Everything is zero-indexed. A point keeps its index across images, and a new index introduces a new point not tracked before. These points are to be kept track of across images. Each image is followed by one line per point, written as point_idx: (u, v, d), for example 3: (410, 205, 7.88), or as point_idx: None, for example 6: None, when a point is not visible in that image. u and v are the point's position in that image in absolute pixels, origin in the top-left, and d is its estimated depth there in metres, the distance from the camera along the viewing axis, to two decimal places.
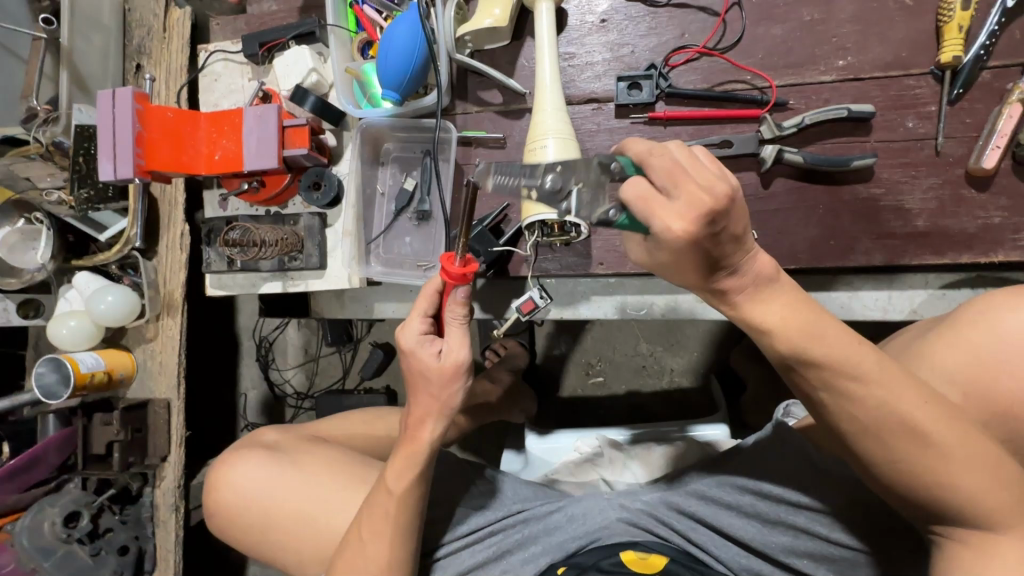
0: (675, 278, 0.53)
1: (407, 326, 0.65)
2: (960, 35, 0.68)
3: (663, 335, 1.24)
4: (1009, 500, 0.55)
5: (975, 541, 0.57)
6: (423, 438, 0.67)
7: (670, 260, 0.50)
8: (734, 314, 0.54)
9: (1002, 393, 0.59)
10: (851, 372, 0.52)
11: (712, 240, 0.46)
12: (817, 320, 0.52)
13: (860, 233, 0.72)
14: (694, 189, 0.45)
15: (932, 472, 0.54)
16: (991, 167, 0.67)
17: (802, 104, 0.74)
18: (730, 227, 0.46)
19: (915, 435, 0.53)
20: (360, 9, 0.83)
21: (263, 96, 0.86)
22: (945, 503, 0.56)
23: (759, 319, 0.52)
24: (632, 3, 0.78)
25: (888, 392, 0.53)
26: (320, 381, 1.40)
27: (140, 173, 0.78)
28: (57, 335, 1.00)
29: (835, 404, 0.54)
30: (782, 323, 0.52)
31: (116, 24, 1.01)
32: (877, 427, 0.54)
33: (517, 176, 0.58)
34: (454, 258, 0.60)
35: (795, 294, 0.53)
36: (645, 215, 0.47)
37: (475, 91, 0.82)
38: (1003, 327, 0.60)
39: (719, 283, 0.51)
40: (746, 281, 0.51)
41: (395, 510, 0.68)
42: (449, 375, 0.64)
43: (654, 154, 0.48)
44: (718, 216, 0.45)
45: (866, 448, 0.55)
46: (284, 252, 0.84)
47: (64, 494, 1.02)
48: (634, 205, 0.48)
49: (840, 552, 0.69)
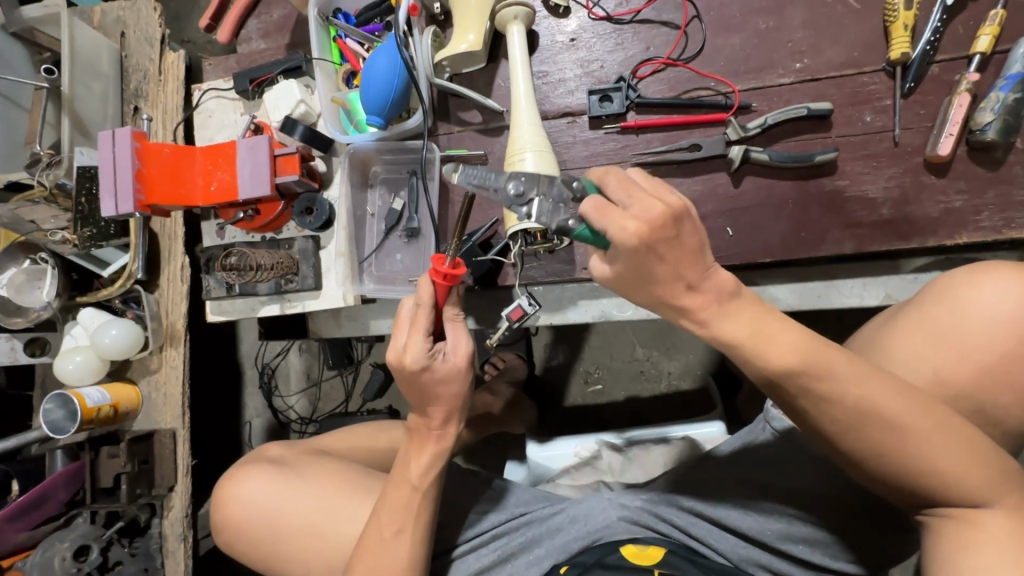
0: (642, 294, 0.54)
1: (412, 346, 0.65)
2: (906, 33, 0.72)
3: (658, 339, 1.26)
4: (991, 479, 0.55)
5: (968, 517, 0.57)
6: (451, 433, 0.72)
7: (626, 270, 0.52)
8: (703, 334, 0.54)
9: (965, 370, 0.61)
10: (825, 374, 0.53)
11: (666, 244, 0.50)
12: (784, 329, 0.53)
13: (830, 224, 0.75)
14: (648, 200, 0.50)
15: (920, 458, 0.54)
16: (947, 154, 0.71)
17: (765, 105, 0.78)
18: (684, 238, 0.50)
19: (897, 425, 0.54)
20: (343, 42, 0.88)
21: (255, 129, 0.91)
22: (937, 487, 0.56)
23: (728, 332, 0.53)
24: (598, 21, 0.83)
25: (864, 389, 0.53)
26: (323, 406, 1.41)
27: (140, 208, 0.81)
28: (63, 371, 1.03)
29: (815, 409, 0.54)
30: (751, 336, 0.53)
31: (113, 71, 1.07)
32: (859, 425, 0.54)
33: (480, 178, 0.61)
34: (444, 259, 0.63)
35: (757, 309, 0.54)
36: (600, 223, 0.51)
37: (456, 112, 0.86)
38: (968, 307, 0.62)
39: (679, 299, 0.53)
40: (708, 298, 0.53)
41: (418, 505, 0.70)
42: (464, 368, 0.68)
43: (610, 173, 0.52)
44: (671, 221, 0.49)
45: (853, 447, 0.55)
46: (280, 275, 0.88)
47: (75, 529, 1.03)
48: (591, 216, 0.51)
49: (830, 535, 0.72)
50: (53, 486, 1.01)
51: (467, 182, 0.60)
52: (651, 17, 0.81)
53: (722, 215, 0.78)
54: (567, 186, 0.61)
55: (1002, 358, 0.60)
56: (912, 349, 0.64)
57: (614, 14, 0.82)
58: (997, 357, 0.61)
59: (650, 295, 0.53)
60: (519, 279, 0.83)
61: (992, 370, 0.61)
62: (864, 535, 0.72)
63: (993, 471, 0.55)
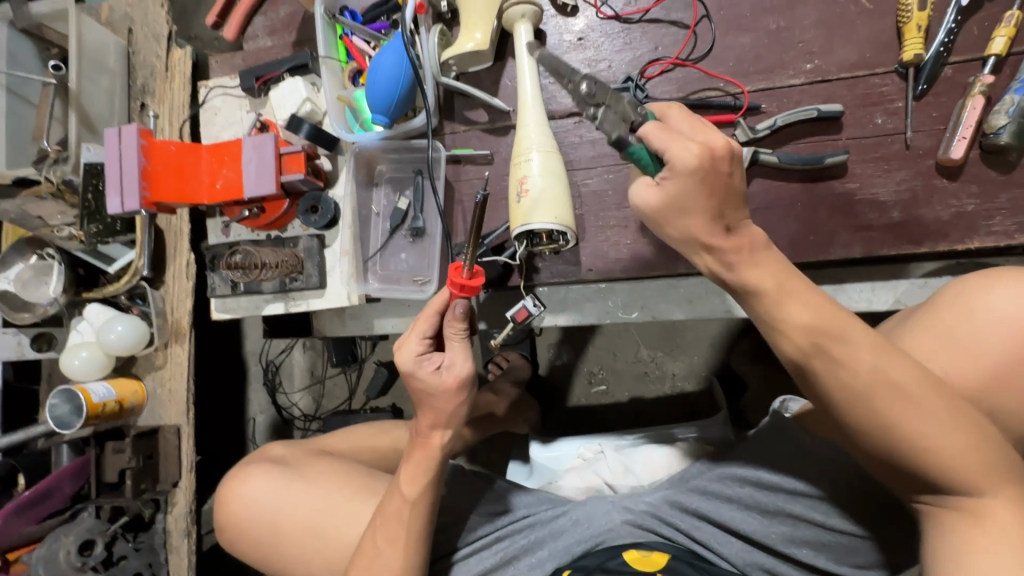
0: (676, 228, 0.57)
1: (405, 346, 0.67)
2: (919, 34, 0.71)
3: (663, 340, 1.26)
4: (998, 470, 0.54)
5: (973, 509, 0.55)
6: (435, 442, 0.71)
7: (676, 194, 0.55)
8: (731, 279, 0.57)
9: (982, 368, 0.60)
10: (840, 336, 0.54)
11: (719, 175, 0.53)
12: (808, 290, 0.56)
13: (839, 227, 0.74)
14: (708, 133, 0.54)
15: (928, 440, 0.53)
16: (960, 157, 0.70)
17: (774, 107, 0.77)
18: (733, 177, 0.54)
19: (911, 401, 0.53)
20: (349, 40, 0.88)
21: (261, 126, 0.91)
22: (943, 475, 0.54)
23: (752, 281, 0.56)
24: (607, 20, 0.82)
25: (876, 356, 0.54)
26: (327, 404, 1.40)
27: (146, 205, 0.81)
28: (68, 367, 1.03)
29: (826, 373, 0.55)
30: (775, 288, 0.56)
31: (121, 68, 1.07)
32: (869, 392, 0.53)
33: (562, 69, 0.61)
34: (461, 268, 0.64)
35: (782, 264, 0.57)
36: (664, 144, 0.54)
37: (462, 111, 0.86)
38: (986, 304, 0.61)
39: (714, 240, 0.56)
40: (741, 244, 0.56)
41: (408, 515, 0.70)
42: (453, 389, 0.67)
43: (674, 108, 0.57)
44: (724, 154, 0.53)
45: (862, 416, 0.55)
46: (285, 274, 0.88)
47: (78, 523, 1.02)
48: (654, 136, 0.54)
49: (839, 539, 0.70)
50: (59, 480, 1.02)
51: (544, 59, 0.69)
52: (660, 16, 0.81)
53: None
54: (633, 105, 0.57)
55: (1013, 360, 0.59)
56: (927, 347, 0.63)
57: (623, 13, 0.81)
58: (1009, 356, 0.59)
59: (686, 229, 0.57)
60: (525, 279, 0.83)
61: (1005, 372, 0.60)
62: (882, 542, 0.68)
63: (1003, 466, 0.54)
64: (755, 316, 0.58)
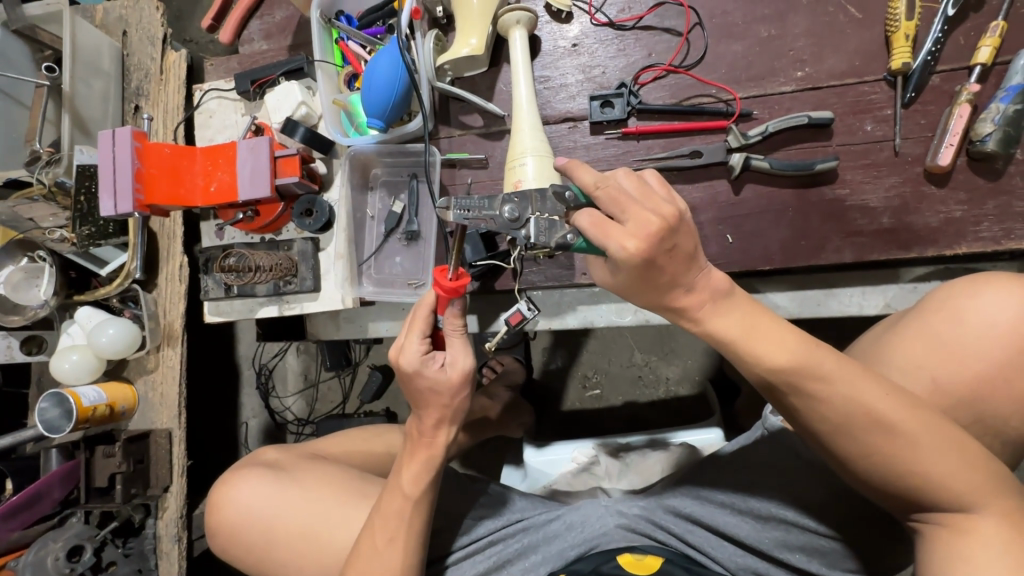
0: (644, 299, 0.56)
1: (407, 349, 0.67)
2: (907, 43, 0.72)
3: (657, 344, 1.26)
4: (982, 480, 0.54)
5: (959, 525, 0.56)
6: (440, 442, 0.71)
7: (629, 281, 0.54)
8: (697, 330, 0.56)
9: (965, 374, 0.61)
10: (820, 374, 0.53)
11: (665, 257, 0.51)
12: (778, 329, 0.54)
13: (830, 232, 0.75)
14: (643, 214, 0.50)
15: (907, 463, 0.54)
16: (947, 164, 0.71)
17: (766, 113, 0.78)
18: (681, 247, 0.51)
19: (886, 428, 0.53)
20: (345, 44, 0.88)
21: (256, 129, 0.91)
22: (925, 493, 0.55)
23: (722, 332, 0.54)
24: (601, 27, 0.83)
25: (853, 388, 0.53)
26: (320, 407, 1.40)
27: (139, 208, 0.81)
28: (59, 369, 1.02)
29: (805, 408, 0.54)
30: (744, 334, 0.54)
31: (115, 70, 1.06)
32: (847, 426, 0.54)
33: (476, 209, 0.60)
34: (446, 271, 0.64)
35: (750, 304, 0.55)
36: (600, 239, 0.52)
37: (457, 116, 0.86)
38: (971, 317, 0.62)
39: (677, 301, 0.54)
40: (703, 296, 0.54)
41: (410, 515, 0.70)
42: (457, 384, 0.68)
43: (602, 186, 0.52)
44: (667, 235, 0.50)
45: (841, 450, 0.55)
46: (279, 277, 0.87)
47: (68, 528, 1.02)
48: (590, 232, 0.52)
49: (828, 544, 0.71)
50: (48, 485, 1.00)
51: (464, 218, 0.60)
52: (653, 23, 0.82)
53: (722, 222, 0.78)
54: (560, 198, 0.60)
55: (998, 365, 0.60)
56: (913, 356, 0.63)
57: (617, 20, 0.82)
58: (994, 363, 0.60)
59: (649, 300, 0.55)
60: (519, 283, 0.83)
61: (987, 375, 0.61)
62: (869, 545, 0.70)
63: (986, 476, 0.55)
64: (732, 362, 0.56)
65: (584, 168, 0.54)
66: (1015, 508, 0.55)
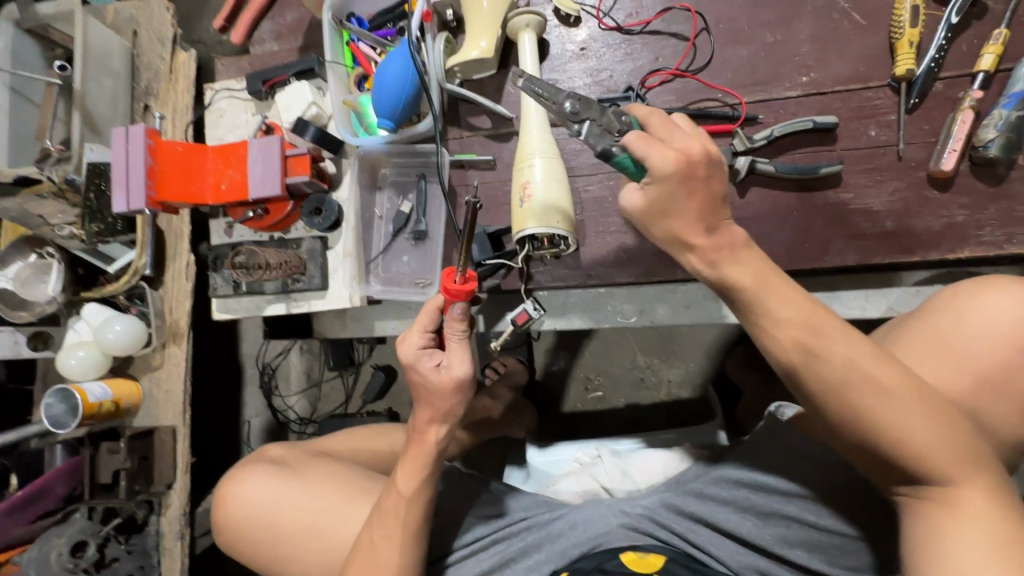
0: (661, 229, 0.57)
1: (409, 340, 0.69)
2: (912, 50, 0.74)
3: (659, 346, 1.27)
4: (971, 455, 0.55)
5: (945, 500, 0.56)
6: (430, 440, 0.71)
7: (657, 198, 0.55)
8: (710, 274, 0.57)
9: (968, 372, 0.62)
10: (822, 331, 0.54)
11: (701, 175, 0.53)
12: (786, 286, 0.56)
13: (834, 235, 0.76)
14: (687, 138, 0.54)
15: (900, 429, 0.54)
16: (950, 169, 0.72)
17: (771, 118, 0.79)
18: (713, 183, 0.54)
19: (880, 392, 0.54)
20: (355, 46, 0.89)
21: (267, 129, 0.92)
22: (916, 465, 0.55)
23: (734, 277, 0.55)
24: (609, 31, 0.84)
25: (852, 349, 0.54)
26: (323, 407, 1.41)
27: (151, 204, 0.82)
28: (65, 365, 1.03)
29: (803, 367, 0.55)
30: (757, 281, 0.55)
31: (125, 69, 1.07)
32: (844, 386, 0.54)
33: (545, 91, 0.64)
34: (454, 274, 0.66)
35: (764, 260, 0.57)
36: (643, 150, 0.54)
37: (466, 117, 0.87)
38: (972, 316, 0.63)
39: (693, 240, 0.55)
40: (719, 242, 0.55)
41: (405, 512, 0.70)
42: (448, 389, 0.69)
43: (654, 115, 0.57)
44: (703, 162, 0.53)
45: (835, 411, 0.56)
46: (287, 275, 0.89)
47: (70, 525, 1.02)
48: (634, 144, 0.54)
49: (830, 539, 0.71)
50: (50, 482, 1.00)
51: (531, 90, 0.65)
52: (660, 28, 0.83)
53: None
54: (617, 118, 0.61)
55: (998, 361, 0.61)
56: (915, 351, 0.64)
57: (625, 24, 0.84)
58: (993, 358, 0.61)
59: (669, 232, 0.56)
60: (525, 282, 0.84)
61: (987, 373, 0.61)
62: (871, 539, 0.70)
63: (973, 454, 0.55)
64: (737, 311, 0.57)
65: (642, 104, 0.59)
66: (1002, 492, 0.56)
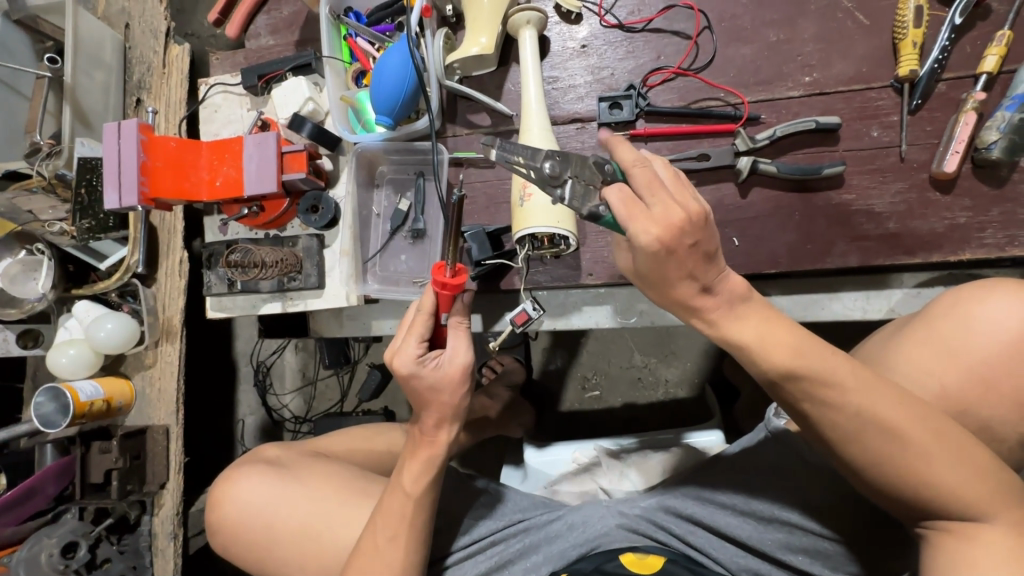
0: (656, 294, 0.56)
1: (402, 352, 0.67)
2: (915, 50, 0.73)
3: (657, 345, 1.27)
4: (991, 489, 0.55)
5: (966, 532, 0.56)
6: (441, 440, 0.71)
7: (647, 268, 0.54)
8: (713, 333, 0.56)
9: (975, 380, 0.62)
10: (831, 381, 0.53)
11: (685, 249, 0.52)
12: (795, 333, 0.55)
13: (836, 236, 0.76)
14: (669, 203, 0.51)
15: (917, 473, 0.54)
16: (952, 170, 0.72)
17: (774, 117, 0.78)
18: (702, 244, 0.52)
19: (895, 434, 0.54)
20: (354, 41, 0.88)
21: (262, 124, 0.90)
22: (935, 502, 0.55)
23: (736, 336, 0.54)
24: (610, 28, 0.83)
25: (865, 397, 0.54)
26: (318, 405, 1.40)
27: (144, 201, 0.80)
28: (56, 364, 1.01)
29: (817, 414, 0.55)
30: (758, 339, 0.54)
31: (116, 62, 1.05)
32: (860, 433, 0.54)
33: (521, 154, 0.59)
34: (444, 268, 0.64)
35: (768, 311, 0.56)
36: (626, 220, 0.52)
37: (464, 114, 0.86)
38: (974, 323, 0.62)
39: (692, 300, 0.55)
40: (720, 300, 0.55)
41: (410, 512, 0.70)
42: (457, 378, 0.68)
43: (638, 166, 0.54)
44: (688, 229, 0.51)
45: (848, 455, 0.56)
46: (284, 273, 0.87)
47: (62, 524, 1.00)
48: (618, 210, 0.53)
49: (831, 547, 0.70)
50: (42, 480, 0.98)
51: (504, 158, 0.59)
52: (663, 26, 0.82)
53: (729, 224, 0.78)
54: (598, 169, 0.59)
55: (1005, 370, 0.61)
56: (921, 361, 0.64)
57: (626, 22, 0.83)
58: (999, 364, 0.61)
59: (664, 295, 0.56)
60: (524, 283, 0.83)
61: (994, 381, 0.61)
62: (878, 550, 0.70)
63: (992, 486, 0.55)
64: (744, 366, 0.56)
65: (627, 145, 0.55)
66: None
